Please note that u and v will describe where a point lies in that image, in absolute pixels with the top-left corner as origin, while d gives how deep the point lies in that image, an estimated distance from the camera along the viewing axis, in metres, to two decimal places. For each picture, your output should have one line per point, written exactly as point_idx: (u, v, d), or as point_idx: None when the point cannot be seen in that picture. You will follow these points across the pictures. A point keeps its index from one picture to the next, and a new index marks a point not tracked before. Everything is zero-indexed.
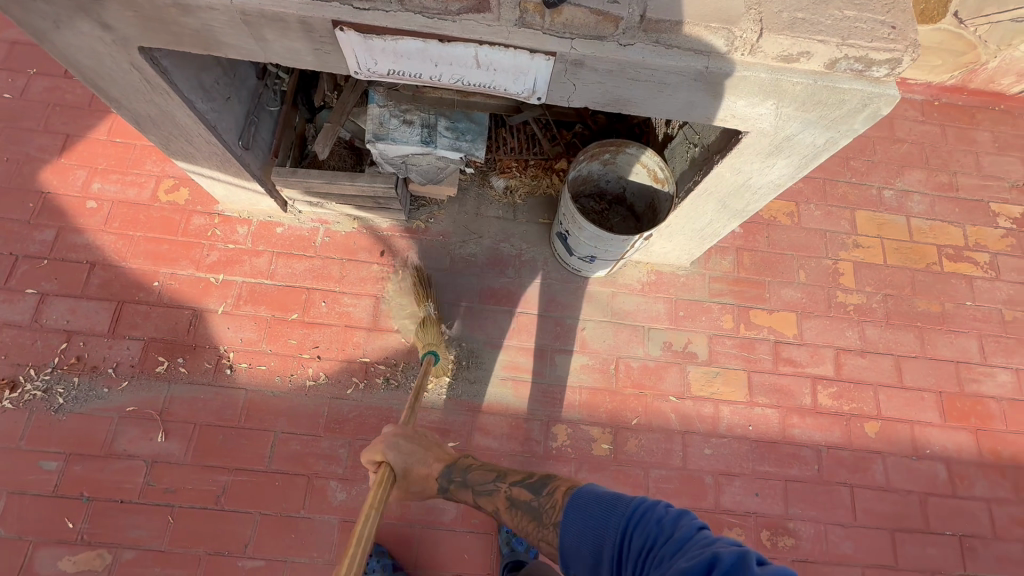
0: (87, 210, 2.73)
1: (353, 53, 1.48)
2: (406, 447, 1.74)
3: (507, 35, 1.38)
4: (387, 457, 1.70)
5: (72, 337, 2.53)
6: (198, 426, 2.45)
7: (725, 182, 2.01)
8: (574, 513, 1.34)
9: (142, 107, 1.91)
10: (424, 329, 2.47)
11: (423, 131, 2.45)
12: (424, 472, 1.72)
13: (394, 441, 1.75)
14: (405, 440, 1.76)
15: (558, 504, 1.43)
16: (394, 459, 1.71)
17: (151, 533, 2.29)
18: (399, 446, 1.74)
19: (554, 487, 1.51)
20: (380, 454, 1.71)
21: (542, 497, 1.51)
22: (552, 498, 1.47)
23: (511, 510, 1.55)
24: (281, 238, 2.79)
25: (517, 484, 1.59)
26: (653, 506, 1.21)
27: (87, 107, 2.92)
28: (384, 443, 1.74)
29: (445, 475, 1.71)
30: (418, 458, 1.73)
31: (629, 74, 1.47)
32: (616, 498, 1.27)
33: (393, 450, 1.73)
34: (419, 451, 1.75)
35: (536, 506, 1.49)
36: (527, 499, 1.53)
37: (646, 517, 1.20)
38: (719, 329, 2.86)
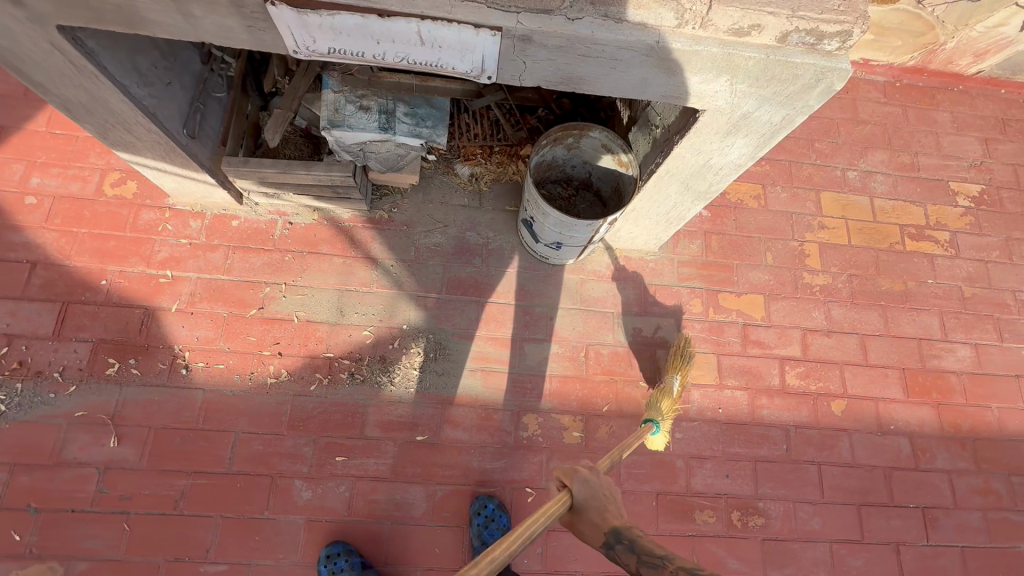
0: (26, 206, 2.58)
1: (289, 31, 1.40)
2: (594, 488, 1.57)
3: (449, 9, 1.31)
4: (573, 486, 1.56)
5: (13, 342, 2.39)
6: (154, 429, 2.35)
7: (686, 162, 1.98)
8: None
9: (72, 92, 1.79)
10: (659, 398, 2.43)
11: (381, 117, 2.40)
12: (597, 521, 1.52)
13: (583, 475, 1.59)
14: (595, 481, 1.59)
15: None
16: (579, 492, 1.56)
17: (107, 542, 2.20)
18: (587, 482, 1.58)
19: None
20: (568, 476, 1.59)
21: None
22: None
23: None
24: (237, 232, 2.68)
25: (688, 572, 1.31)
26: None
27: (23, 97, 2.75)
28: (576, 471, 1.59)
29: (614, 532, 1.46)
30: (599, 507, 1.54)
31: (579, 51, 1.43)
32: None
33: (580, 482, 1.58)
34: (606, 499, 1.56)
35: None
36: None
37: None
38: (688, 313, 2.86)
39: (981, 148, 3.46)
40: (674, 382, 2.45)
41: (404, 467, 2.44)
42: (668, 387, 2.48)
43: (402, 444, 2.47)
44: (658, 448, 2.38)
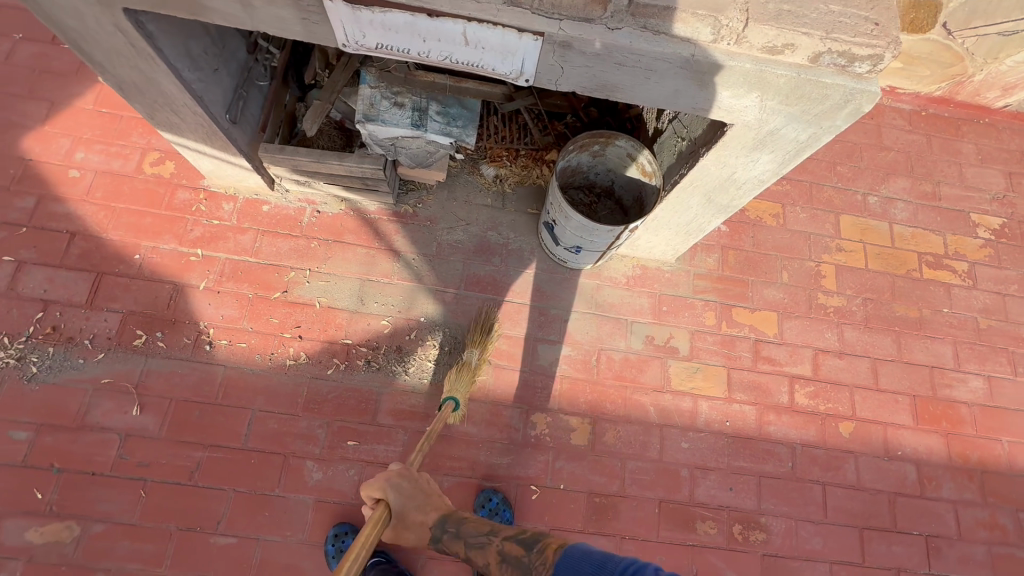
0: (70, 178, 2.69)
1: (341, 25, 1.47)
2: (406, 489, 1.80)
3: (495, 13, 1.38)
4: (387, 497, 1.77)
5: (48, 307, 2.49)
6: (175, 400, 2.43)
7: (711, 175, 2.02)
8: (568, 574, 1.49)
9: (127, 73, 1.89)
10: (457, 374, 2.44)
11: (414, 114, 2.49)
12: (420, 518, 1.78)
13: (395, 481, 1.80)
14: (406, 483, 1.81)
15: (550, 562, 1.55)
16: (393, 499, 1.77)
17: (123, 506, 2.27)
18: (400, 488, 1.79)
19: (545, 544, 1.62)
20: (379, 490, 1.77)
21: (533, 553, 1.61)
22: (543, 556, 1.58)
23: (501, 565, 1.64)
24: (267, 217, 2.77)
25: (509, 540, 1.69)
26: (640, 568, 1.44)
27: (75, 75, 2.87)
28: (386, 481, 1.79)
29: (439, 525, 1.76)
30: (416, 504, 1.79)
31: (616, 59, 1.48)
32: (608, 560, 1.47)
33: (394, 491, 1.78)
34: (419, 496, 1.80)
35: (527, 563, 1.59)
36: (519, 555, 1.62)
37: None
38: (701, 325, 2.89)
39: (1005, 181, 3.46)
40: (472, 355, 2.46)
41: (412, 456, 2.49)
42: (466, 362, 2.49)
43: (412, 433, 2.52)
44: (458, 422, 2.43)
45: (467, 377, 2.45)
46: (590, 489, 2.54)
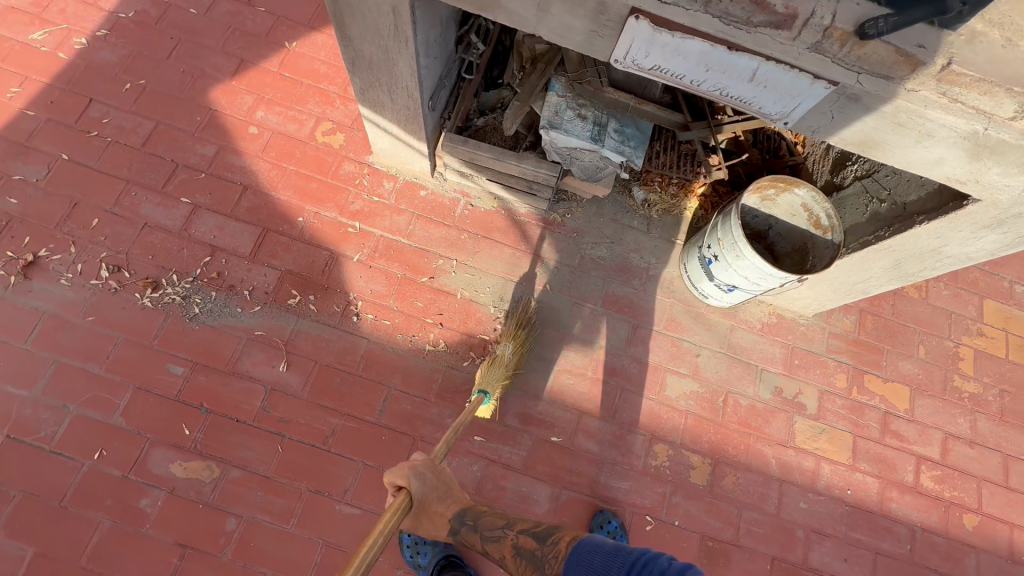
0: (249, 134, 2.79)
1: (630, 42, 1.50)
2: (430, 481, 1.71)
3: (797, 57, 1.39)
4: (409, 486, 1.67)
5: (215, 253, 2.58)
6: (319, 364, 2.49)
7: (916, 244, 1.98)
8: (575, 567, 1.42)
9: (368, 50, 1.96)
10: (487, 367, 2.39)
11: (594, 128, 2.50)
12: (440, 509, 1.74)
13: (421, 471, 1.71)
14: (432, 474, 1.72)
15: (562, 553, 1.51)
16: (415, 489, 1.68)
17: (260, 457, 2.34)
18: (424, 477, 1.70)
19: (559, 537, 1.58)
20: (402, 478, 1.68)
21: (546, 545, 1.59)
22: (557, 548, 1.54)
23: (515, 559, 1.62)
24: (423, 202, 2.83)
25: (523, 533, 1.67)
26: (656, 557, 1.32)
27: (265, 37, 2.98)
28: (410, 468, 1.69)
29: (458, 517, 1.74)
30: (439, 497, 1.72)
31: (898, 119, 1.47)
32: (618, 547, 1.37)
33: (417, 480, 1.69)
34: (442, 489, 1.73)
35: (539, 556, 1.56)
36: (532, 548, 1.60)
37: (649, 566, 1.31)
38: (831, 386, 2.82)
39: None
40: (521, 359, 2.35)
41: (534, 463, 2.50)
42: (500, 356, 2.44)
43: (536, 439, 2.54)
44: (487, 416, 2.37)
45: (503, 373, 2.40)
46: (703, 531, 2.51)
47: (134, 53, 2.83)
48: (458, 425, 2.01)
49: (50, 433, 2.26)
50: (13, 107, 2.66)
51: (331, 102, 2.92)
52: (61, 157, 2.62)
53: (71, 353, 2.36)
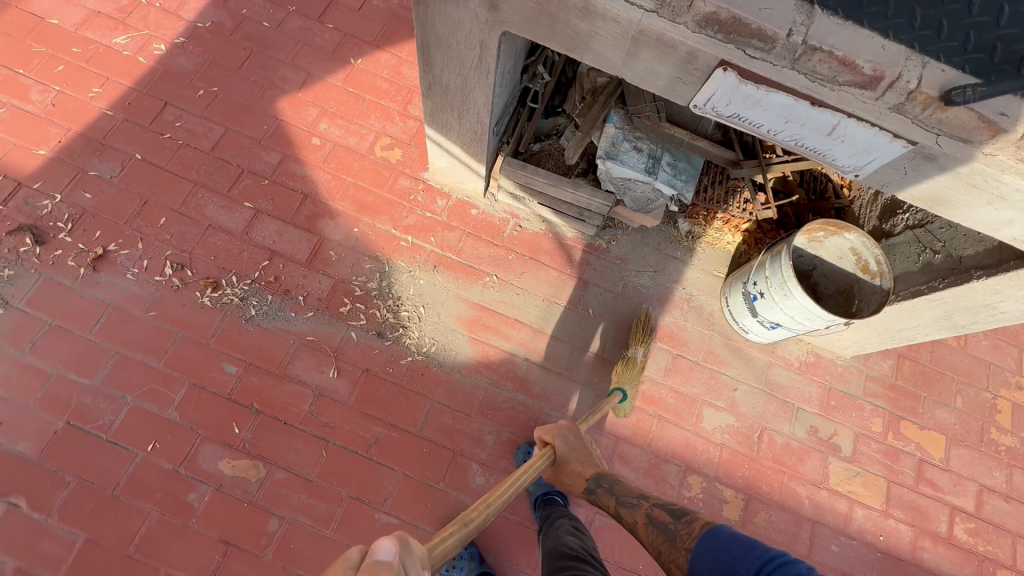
0: (312, 145, 2.90)
1: (713, 91, 1.57)
2: (573, 442, 2.01)
3: (878, 116, 1.46)
4: (554, 442, 1.99)
5: (274, 258, 2.67)
6: (367, 373, 2.55)
7: (969, 298, 2.02)
8: (709, 544, 1.40)
9: (448, 77, 2.05)
10: (625, 367, 2.59)
11: (648, 161, 2.57)
12: (579, 470, 1.93)
13: (565, 433, 2.03)
14: (574, 437, 2.03)
15: (695, 533, 1.49)
16: (559, 446, 1.98)
17: (305, 460, 2.39)
18: (568, 438, 2.02)
19: (694, 517, 1.57)
20: (549, 435, 2.01)
21: (680, 523, 1.58)
22: (689, 526, 1.53)
23: (647, 526, 1.64)
24: (474, 220, 2.90)
25: (658, 506, 1.69)
26: (792, 562, 1.20)
27: (332, 53, 3.10)
28: (556, 429, 2.03)
29: (595, 479, 1.87)
30: (579, 458, 1.96)
31: (971, 180, 1.52)
32: (754, 542, 1.29)
33: (562, 439, 2.00)
34: (581, 451, 1.99)
35: (671, 528, 1.57)
36: (665, 520, 1.61)
37: (783, 570, 1.19)
38: (867, 430, 2.81)
39: None
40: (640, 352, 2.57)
41: None
42: (633, 357, 2.62)
43: None
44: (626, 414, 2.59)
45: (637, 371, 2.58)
46: None
47: (210, 61, 2.97)
48: (589, 416, 2.32)
49: (107, 422, 2.33)
50: (93, 106, 2.80)
51: (391, 118, 3.01)
52: (136, 156, 2.74)
53: (132, 346, 2.45)
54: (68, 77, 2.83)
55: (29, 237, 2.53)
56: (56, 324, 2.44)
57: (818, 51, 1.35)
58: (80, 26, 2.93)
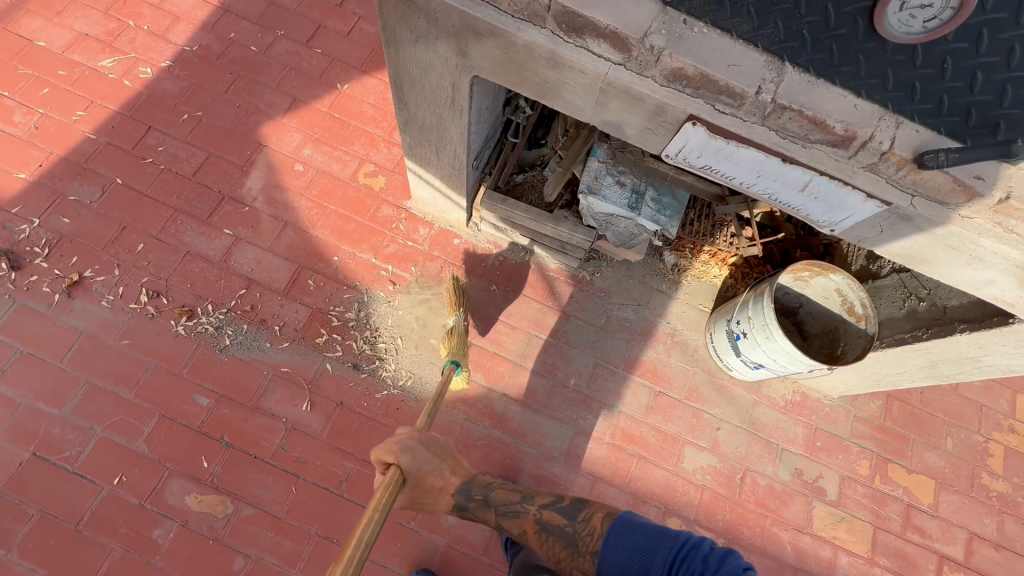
0: (294, 171, 2.87)
1: (684, 144, 1.54)
2: (420, 453, 1.77)
3: (850, 175, 1.42)
4: (399, 460, 1.74)
5: (251, 286, 2.64)
6: (341, 407, 2.51)
7: (953, 351, 1.96)
8: (617, 544, 1.44)
9: (423, 114, 2.02)
10: (449, 340, 2.45)
11: (631, 196, 2.52)
12: (438, 483, 1.79)
13: (409, 445, 1.77)
14: (421, 447, 1.79)
15: (597, 532, 1.53)
16: (406, 463, 1.74)
17: (275, 496, 2.35)
18: (413, 451, 1.76)
19: (591, 512, 1.59)
20: (391, 454, 1.74)
21: (577, 522, 1.60)
22: (589, 526, 1.56)
23: (539, 534, 1.65)
24: (456, 250, 2.85)
25: (546, 508, 1.68)
26: (699, 542, 1.35)
27: (318, 78, 3.07)
28: (396, 444, 1.76)
29: (464, 493, 1.78)
30: (433, 468, 1.78)
31: (949, 241, 1.48)
32: (661, 530, 1.39)
33: (407, 454, 1.75)
34: (435, 460, 1.79)
35: (570, 532, 1.59)
36: (560, 524, 1.61)
37: (693, 553, 1.33)
38: (853, 473, 2.74)
39: None
40: (460, 319, 2.45)
41: None
42: (454, 326, 2.49)
43: None
44: (459, 385, 2.52)
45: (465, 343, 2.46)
46: None
47: (195, 85, 2.95)
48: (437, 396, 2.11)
49: (74, 454, 2.30)
50: (77, 130, 2.79)
51: (376, 145, 2.99)
52: (116, 181, 2.72)
53: (103, 375, 2.42)
54: (52, 100, 2.83)
55: (5, 262, 2.52)
56: (29, 351, 2.42)
57: (787, 110, 1.31)
58: (67, 48, 2.93)
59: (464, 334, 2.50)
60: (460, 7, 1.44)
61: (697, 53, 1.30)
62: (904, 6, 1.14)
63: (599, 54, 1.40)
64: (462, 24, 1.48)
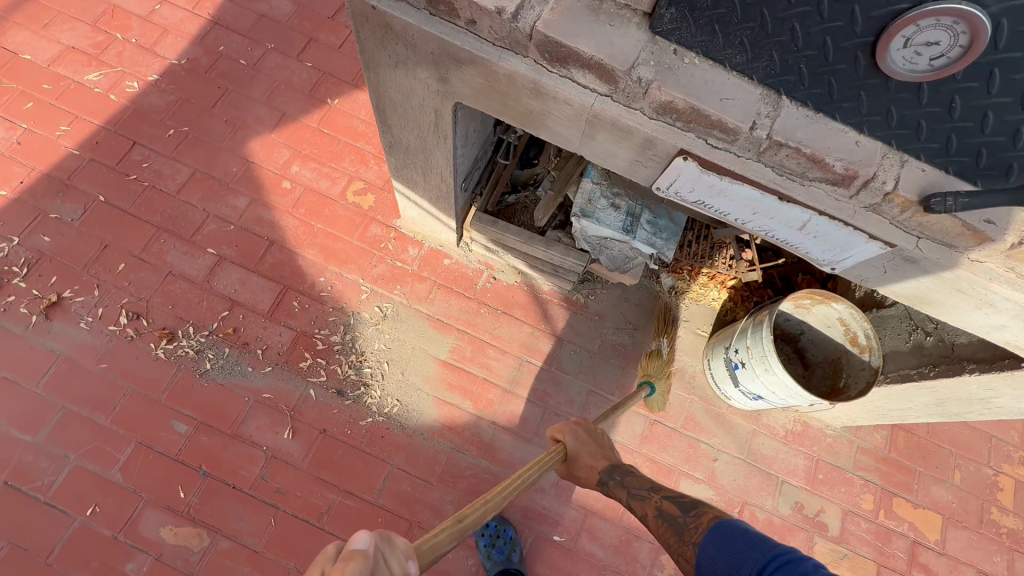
0: (281, 189, 2.80)
1: (675, 178, 1.45)
2: (584, 436, 1.87)
3: (852, 215, 1.33)
4: (564, 438, 1.87)
5: (234, 308, 2.57)
6: (325, 435, 2.43)
7: (960, 391, 1.88)
8: (717, 541, 1.34)
9: (408, 138, 1.94)
10: (649, 360, 2.59)
11: (627, 219, 2.32)
12: (590, 462, 1.80)
13: (574, 428, 1.90)
14: (584, 431, 1.89)
15: (704, 528, 1.43)
16: (570, 442, 1.85)
17: (253, 529, 2.27)
18: (577, 433, 1.88)
19: (701, 511, 1.50)
20: (560, 433, 1.89)
21: (689, 515, 1.52)
22: (698, 521, 1.47)
23: (656, 519, 1.56)
24: (445, 271, 2.75)
25: (669, 498, 1.60)
26: (801, 560, 1.16)
27: (308, 92, 2.99)
28: (567, 426, 1.91)
29: (608, 471, 1.74)
30: (590, 451, 1.82)
31: (957, 285, 1.38)
32: (760, 537, 1.24)
33: (573, 435, 1.87)
34: (593, 444, 1.85)
35: (680, 522, 1.50)
36: (674, 514, 1.54)
37: (788, 567, 1.15)
38: (856, 507, 2.63)
39: None
40: (663, 341, 2.60)
41: (534, 561, 2.39)
42: (657, 350, 2.63)
43: (538, 536, 2.43)
44: (659, 408, 2.58)
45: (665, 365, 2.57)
46: None
47: (183, 100, 2.89)
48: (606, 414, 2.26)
49: (46, 483, 2.24)
50: (60, 145, 2.74)
51: (366, 161, 2.90)
52: (98, 198, 2.66)
53: (79, 401, 2.35)
54: (36, 114, 2.78)
55: None
56: (3, 375, 2.36)
57: (784, 147, 1.23)
58: (53, 61, 2.88)
59: (668, 359, 2.60)
60: (437, 34, 1.36)
61: (688, 86, 1.23)
62: (908, 43, 1.04)
63: (584, 84, 1.33)
64: (440, 51, 1.41)
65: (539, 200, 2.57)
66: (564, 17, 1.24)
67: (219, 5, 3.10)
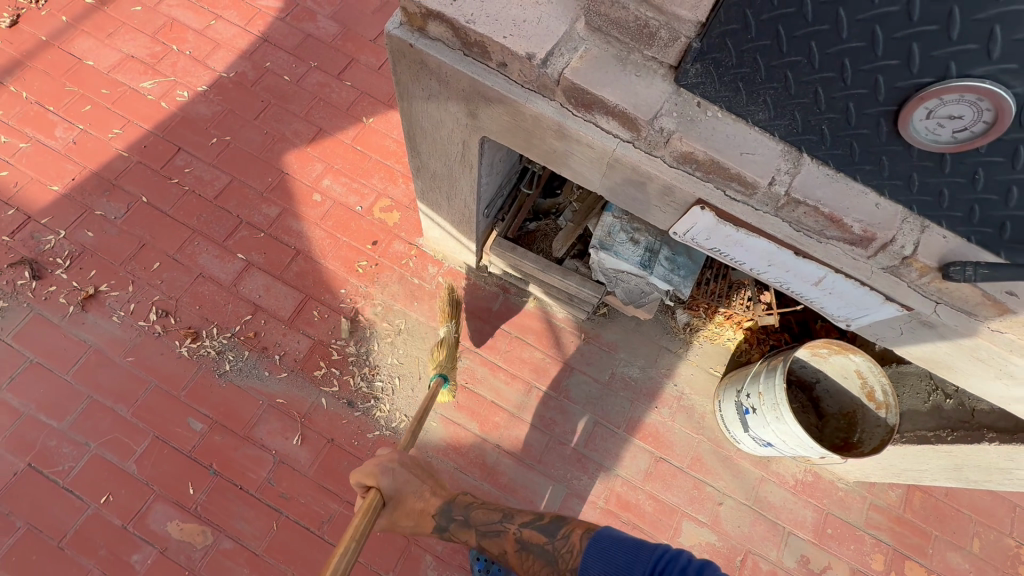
0: (312, 201, 2.90)
1: (693, 224, 1.47)
2: (402, 475, 1.67)
3: (869, 275, 1.33)
4: (380, 483, 1.62)
5: (257, 312, 2.66)
6: (332, 444, 2.47)
7: (979, 459, 1.84)
8: (595, 560, 1.34)
9: (435, 164, 2.01)
10: (436, 351, 2.32)
11: (645, 254, 2.30)
12: (419, 506, 1.66)
13: (389, 466, 1.66)
14: (401, 468, 1.68)
15: (576, 548, 1.44)
16: (386, 485, 1.63)
17: (254, 531, 2.31)
18: (395, 472, 1.66)
19: (570, 530, 1.51)
20: (370, 477, 1.64)
21: (556, 540, 1.51)
22: (568, 542, 1.48)
23: (520, 553, 1.56)
24: (464, 291, 2.80)
25: (527, 526, 1.59)
26: (679, 555, 1.23)
27: (345, 109, 3.11)
28: (376, 465, 1.66)
29: (443, 512, 1.68)
30: (415, 489, 1.67)
31: (977, 353, 1.37)
32: (639, 544, 1.29)
33: (388, 476, 1.64)
34: (415, 482, 1.68)
35: (550, 550, 1.50)
36: (540, 543, 1.53)
37: (673, 565, 1.21)
38: (866, 566, 2.54)
39: None
40: (446, 328, 2.35)
41: None
42: (442, 337, 2.37)
43: None
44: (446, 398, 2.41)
45: (451, 354, 2.33)
46: None
47: (227, 111, 3.04)
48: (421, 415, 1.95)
49: (66, 468, 2.34)
50: (111, 147, 2.91)
51: (395, 179, 2.99)
52: (141, 199, 2.81)
53: (105, 392, 2.46)
54: (93, 117, 2.97)
55: (28, 271, 2.62)
56: (37, 361, 2.49)
57: (802, 205, 1.25)
58: (113, 69, 3.08)
59: (452, 347, 2.36)
60: (469, 74, 1.42)
61: (709, 139, 1.25)
62: (931, 114, 1.06)
63: (607, 129, 1.37)
64: (472, 89, 1.47)
65: (560, 230, 2.61)
66: (592, 66, 1.29)
67: (270, 23, 3.26)
